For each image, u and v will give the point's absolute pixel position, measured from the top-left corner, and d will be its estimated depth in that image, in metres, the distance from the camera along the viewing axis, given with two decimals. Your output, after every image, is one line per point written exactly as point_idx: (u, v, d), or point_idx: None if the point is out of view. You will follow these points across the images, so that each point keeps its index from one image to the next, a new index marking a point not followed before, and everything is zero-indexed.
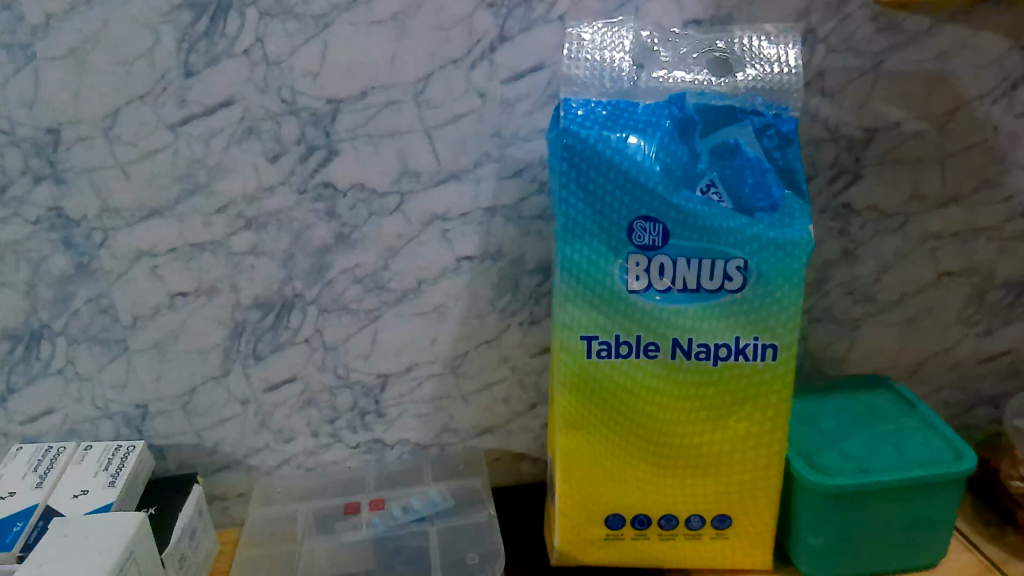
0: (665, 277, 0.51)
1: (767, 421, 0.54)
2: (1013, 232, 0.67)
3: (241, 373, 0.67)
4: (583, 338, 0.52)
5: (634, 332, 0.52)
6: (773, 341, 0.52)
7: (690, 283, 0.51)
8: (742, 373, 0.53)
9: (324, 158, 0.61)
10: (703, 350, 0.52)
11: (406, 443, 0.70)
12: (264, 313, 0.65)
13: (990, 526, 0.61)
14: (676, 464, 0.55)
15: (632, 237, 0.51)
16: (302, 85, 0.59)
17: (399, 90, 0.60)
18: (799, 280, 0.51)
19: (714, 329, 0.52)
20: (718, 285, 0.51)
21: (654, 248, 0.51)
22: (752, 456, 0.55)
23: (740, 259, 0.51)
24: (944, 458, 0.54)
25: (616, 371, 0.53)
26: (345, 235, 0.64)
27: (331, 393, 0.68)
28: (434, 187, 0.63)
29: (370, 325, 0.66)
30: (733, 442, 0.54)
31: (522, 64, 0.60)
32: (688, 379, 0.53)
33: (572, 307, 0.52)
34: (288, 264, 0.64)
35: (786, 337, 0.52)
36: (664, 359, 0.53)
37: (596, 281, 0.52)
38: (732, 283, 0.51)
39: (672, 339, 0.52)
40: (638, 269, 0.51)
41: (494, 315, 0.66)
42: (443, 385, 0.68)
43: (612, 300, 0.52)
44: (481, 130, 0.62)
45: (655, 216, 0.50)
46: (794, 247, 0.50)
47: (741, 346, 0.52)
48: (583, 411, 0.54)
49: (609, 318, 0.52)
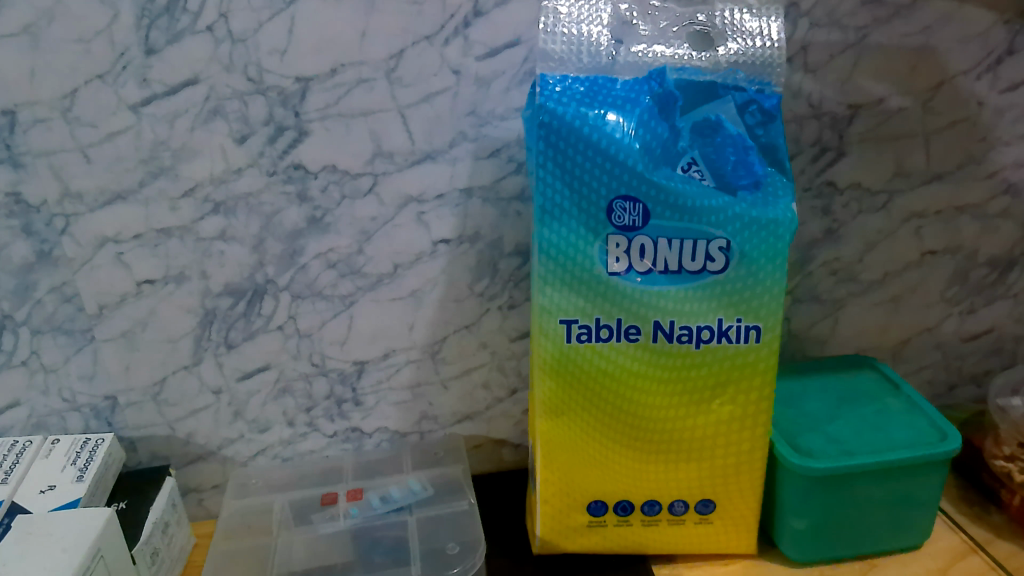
0: (646, 259, 0.50)
1: (751, 404, 0.52)
2: (996, 210, 0.66)
3: (213, 362, 0.65)
4: (562, 322, 0.51)
5: (615, 315, 0.51)
6: (756, 322, 0.51)
7: (671, 264, 0.50)
8: (725, 356, 0.51)
9: (294, 139, 0.59)
10: (686, 334, 0.51)
11: (385, 431, 0.68)
12: (236, 300, 0.63)
13: (975, 506, 0.60)
14: (658, 450, 0.54)
15: (611, 217, 0.49)
16: (269, 63, 0.57)
17: (371, 68, 0.58)
18: (782, 261, 0.50)
19: (697, 311, 0.50)
20: (701, 266, 0.50)
21: (634, 228, 0.49)
22: (736, 440, 0.53)
23: (723, 238, 0.49)
24: (928, 438, 0.53)
25: (595, 355, 0.51)
26: (318, 219, 0.62)
27: (307, 381, 0.66)
28: (409, 169, 0.61)
29: (345, 311, 0.64)
30: (716, 426, 0.53)
31: (498, 40, 0.58)
32: (670, 362, 0.51)
33: (551, 290, 0.50)
34: (259, 249, 0.62)
35: (769, 319, 0.51)
36: (644, 343, 0.51)
37: (575, 262, 0.50)
38: (715, 264, 0.50)
39: (654, 321, 0.51)
40: (619, 250, 0.50)
41: (473, 299, 0.65)
42: (422, 371, 0.66)
43: (591, 282, 0.50)
44: (456, 109, 0.60)
45: (634, 196, 0.49)
46: (777, 226, 0.49)
47: (723, 328, 0.51)
48: (562, 396, 0.52)
49: (589, 301, 0.51)
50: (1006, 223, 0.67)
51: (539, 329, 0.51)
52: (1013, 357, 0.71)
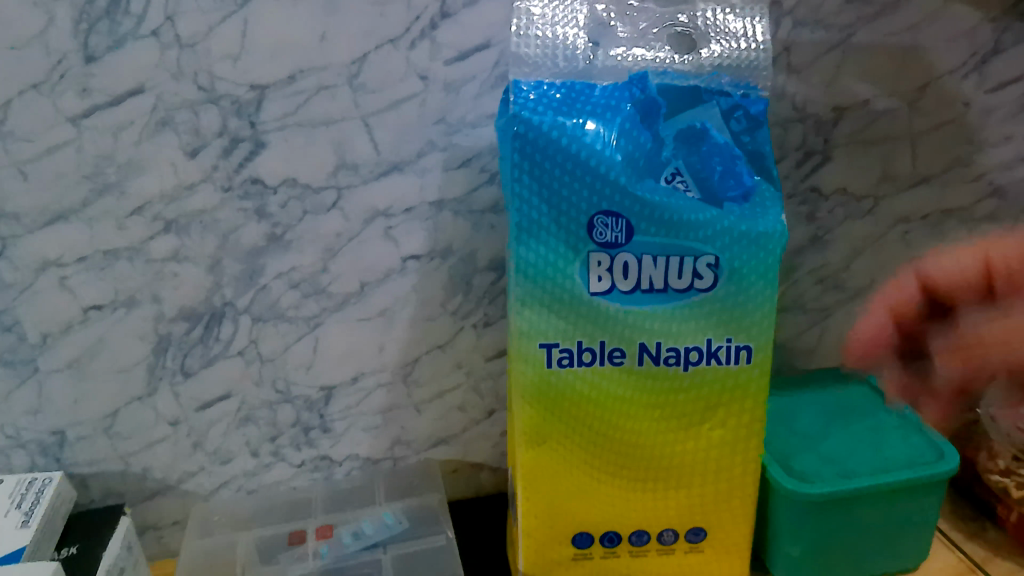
0: (630, 277, 0.47)
1: (743, 426, 0.50)
2: (982, 213, 0.64)
3: (169, 391, 0.60)
4: (542, 346, 0.48)
5: (598, 338, 0.48)
6: (747, 342, 0.48)
7: (657, 283, 0.47)
8: (715, 378, 0.49)
9: (250, 151, 0.55)
10: (673, 355, 0.48)
11: (356, 458, 0.64)
12: (192, 324, 0.59)
13: (970, 522, 0.58)
14: (647, 478, 0.51)
15: (592, 233, 0.46)
16: (221, 70, 0.53)
17: (332, 73, 0.54)
18: (773, 276, 0.47)
19: (684, 332, 0.48)
20: (688, 283, 0.47)
21: (617, 245, 0.46)
22: (727, 465, 0.51)
23: (711, 254, 0.46)
24: (924, 456, 0.51)
25: (579, 380, 0.48)
26: (278, 236, 0.58)
27: (271, 409, 0.62)
28: (375, 181, 0.57)
29: (310, 333, 0.60)
30: (706, 450, 0.50)
31: (467, 42, 0.55)
32: (658, 385, 0.49)
33: (529, 313, 0.47)
34: (216, 270, 0.58)
35: (761, 337, 0.48)
36: (629, 366, 0.48)
37: (555, 282, 0.47)
38: (703, 281, 0.47)
39: (640, 343, 0.48)
40: (601, 269, 0.47)
41: (446, 317, 0.61)
42: (393, 394, 0.62)
43: (572, 303, 0.47)
44: (424, 117, 0.56)
45: (617, 211, 0.46)
46: (768, 241, 0.46)
47: (713, 349, 0.48)
48: (544, 423, 0.49)
49: (571, 323, 0.47)
50: (993, 226, 0.65)
51: (519, 354, 0.48)
52: None
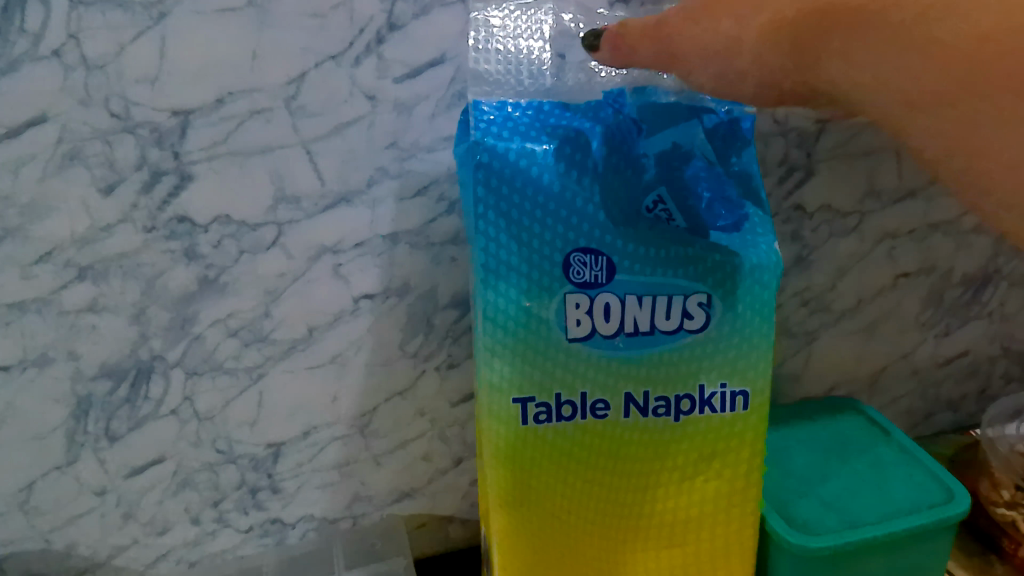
0: (612, 320, 0.42)
1: (740, 478, 0.45)
2: (970, 225, 0.61)
3: (93, 459, 0.53)
4: (516, 401, 0.42)
5: (579, 389, 0.42)
6: (744, 387, 0.44)
7: (642, 325, 0.42)
8: (709, 428, 0.44)
9: (175, 185, 0.49)
10: (663, 406, 0.43)
11: (310, 519, 0.58)
12: (116, 382, 0.52)
13: (974, 556, 0.55)
14: (636, 537, 0.46)
15: (568, 273, 0.41)
16: (137, 94, 0.46)
17: (267, 95, 0.48)
18: (770, 312, 0.43)
19: (675, 378, 0.43)
20: (677, 324, 0.42)
21: (597, 285, 0.41)
22: (724, 519, 0.46)
23: (703, 292, 0.42)
24: (932, 497, 0.48)
25: (560, 437, 0.43)
26: (212, 279, 0.51)
27: (212, 471, 0.55)
28: (320, 214, 0.51)
29: (253, 386, 0.54)
30: (702, 506, 0.46)
31: (418, 57, 0.49)
32: (646, 438, 0.44)
33: (501, 364, 0.42)
34: (140, 320, 0.51)
35: (758, 381, 0.44)
36: (615, 419, 0.43)
37: (528, 329, 0.41)
38: (693, 321, 0.42)
39: (626, 393, 0.43)
40: (580, 312, 0.41)
41: (406, 361, 0.55)
42: (350, 448, 0.56)
43: (549, 352, 0.42)
44: (373, 141, 0.50)
45: (596, 247, 0.41)
46: (762, 274, 0.42)
47: (706, 396, 0.43)
48: (522, 486, 0.44)
49: (547, 373, 0.42)
50: (980, 239, 0.62)
51: (492, 412, 0.43)
52: (987, 378, 0.67)
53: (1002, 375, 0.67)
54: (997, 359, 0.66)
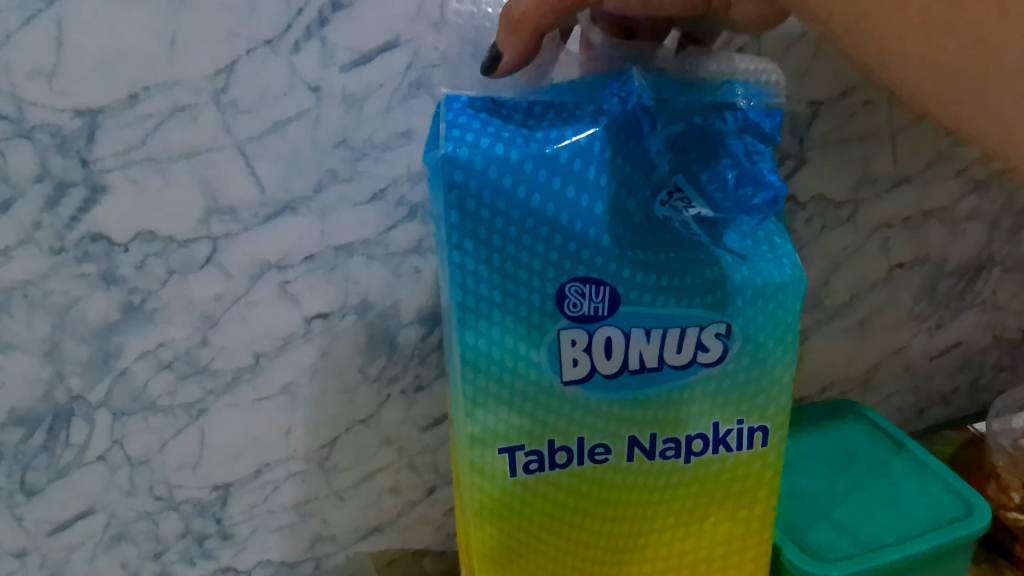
0: (614, 356, 0.36)
1: (755, 519, 0.41)
2: (965, 211, 0.57)
3: (8, 517, 0.46)
4: (502, 451, 0.37)
5: (576, 435, 0.37)
6: (762, 423, 0.39)
7: (649, 360, 0.37)
8: (721, 466, 0.39)
9: (85, 199, 0.41)
10: (671, 448, 0.38)
11: (267, 564, 0.52)
12: (29, 430, 0.44)
13: (983, 562, 0.52)
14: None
15: (562, 305, 0.35)
16: (30, 92, 0.38)
17: (188, 90, 0.40)
18: (793, 338, 0.38)
19: (685, 416, 0.38)
20: (689, 358, 0.37)
21: (596, 318, 0.36)
22: (735, 561, 0.42)
23: (722, 323, 0.37)
24: (951, 512, 0.44)
25: (555, 487, 0.38)
26: (137, 306, 0.44)
27: (151, 521, 0.48)
28: (261, 227, 0.44)
29: (193, 424, 0.47)
30: (712, 551, 0.41)
31: (367, 42, 0.42)
32: (653, 483, 0.39)
33: (484, 413, 0.37)
34: (54, 357, 0.43)
35: (779, 415, 0.39)
36: (616, 463, 0.38)
37: (517, 373, 0.36)
38: (707, 354, 0.37)
39: (630, 437, 0.38)
40: (577, 350, 0.36)
41: (367, 386, 0.49)
42: (308, 485, 0.50)
43: (540, 397, 0.37)
44: (318, 141, 0.43)
45: (594, 277, 0.35)
46: (784, 294, 0.37)
47: (720, 435, 0.39)
48: (512, 542, 0.39)
49: (539, 420, 0.37)
50: (976, 225, 0.58)
51: (476, 463, 0.37)
52: (980, 368, 0.64)
53: (994, 365, 0.65)
54: (989, 349, 0.64)
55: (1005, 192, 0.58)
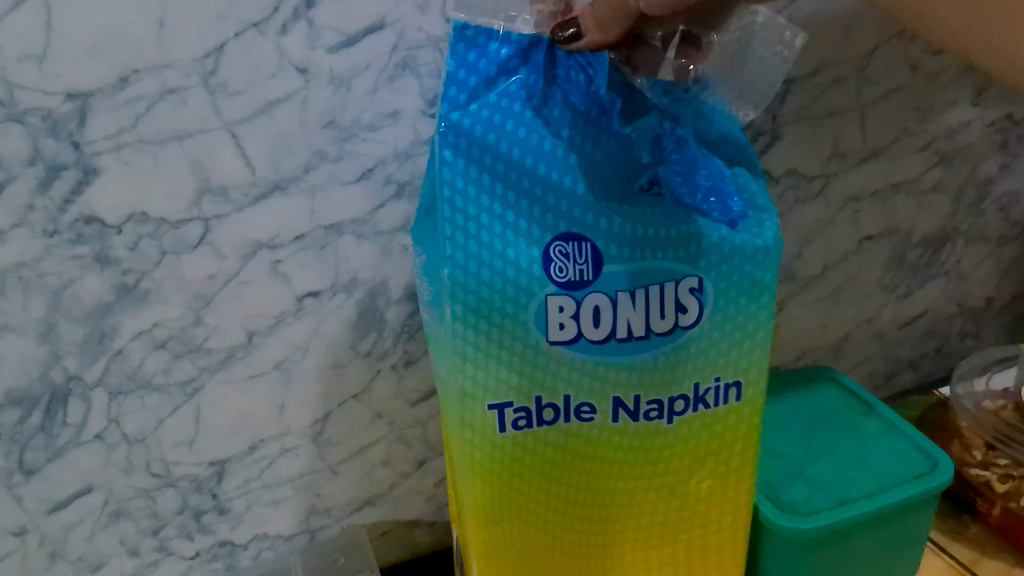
0: (602, 322, 0.38)
1: (733, 472, 0.43)
2: (929, 183, 0.60)
3: (7, 497, 0.46)
4: (491, 406, 0.39)
5: (562, 392, 0.39)
6: (737, 378, 0.41)
7: (637, 328, 0.39)
8: (700, 423, 0.42)
9: (78, 181, 0.42)
10: (655, 409, 0.40)
11: (263, 538, 0.53)
12: (26, 411, 0.45)
13: (949, 519, 0.55)
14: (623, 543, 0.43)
15: (549, 268, 0.37)
16: (22, 76, 0.39)
17: (179, 73, 0.41)
18: (766, 294, 0.40)
19: (666, 379, 0.40)
20: (672, 322, 0.39)
21: (583, 284, 0.37)
22: (716, 513, 0.44)
23: (695, 277, 0.39)
24: (917, 466, 0.47)
25: (547, 447, 0.40)
26: (131, 287, 0.45)
27: (148, 498, 0.49)
28: (252, 207, 0.45)
29: (188, 402, 0.48)
30: (692, 507, 0.43)
31: (354, 24, 0.43)
32: (638, 443, 0.41)
33: (476, 368, 0.38)
34: (50, 338, 0.44)
35: (751, 369, 0.42)
36: (602, 422, 0.40)
37: (506, 331, 0.38)
38: (687, 315, 0.39)
39: (614, 398, 0.40)
40: (565, 316, 0.38)
41: (358, 362, 0.50)
42: (302, 459, 0.51)
43: (530, 355, 0.38)
44: (308, 121, 0.44)
45: (579, 235, 0.37)
46: (756, 254, 0.39)
47: (700, 393, 0.41)
48: (502, 499, 0.41)
49: (528, 375, 0.38)
50: (939, 198, 0.61)
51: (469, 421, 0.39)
52: (945, 336, 0.67)
53: (959, 333, 0.68)
54: (954, 317, 0.66)
55: (967, 165, 0.61)
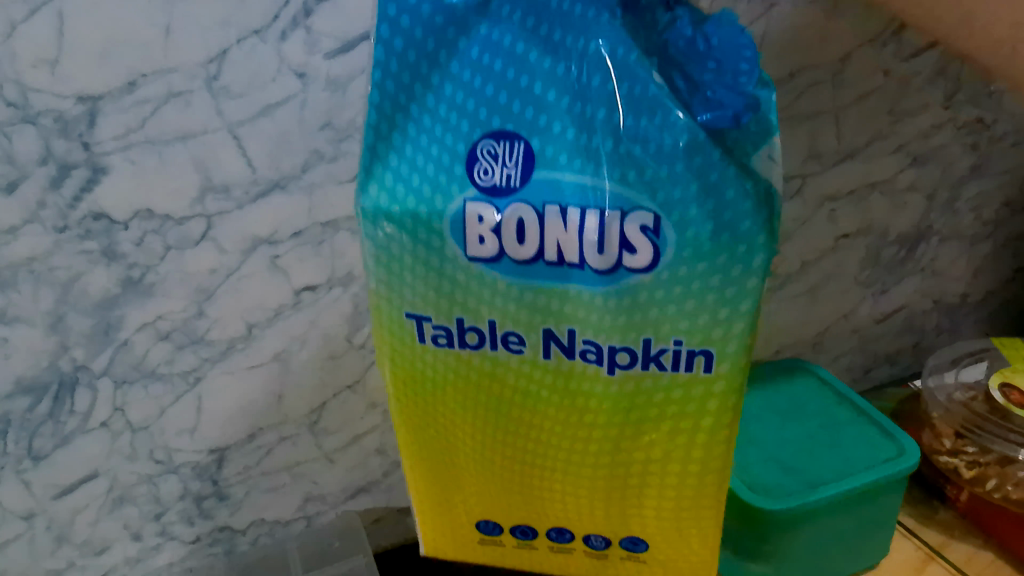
0: (528, 242, 0.28)
1: (718, 441, 0.31)
2: (903, 184, 0.62)
3: (16, 482, 0.49)
4: (410, 316, 0.31)
5: (486, 316, 0.30)
6: (707, 346, 0.29)
7: (568, 253, 0.28)
8: (666, 398, 0.30)
9: (87, 179, 0.44)
10: (592, 351, 0.30)
11: (262, 523, 0.55)
12: (35, 399, 0.47)
13: (920, 504, 0.57)
14: (562, 536, 0.35)
15: (472, 168, 0.28)
16: (35, 80, 0.41)
17: (183, 77, 0.43)
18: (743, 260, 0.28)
19: (606, 324, 0.29)
20: (615, 261, 0.28)
21: (506, 189, 0.28)
22: (686, 478, 0.32)
23: (649, 212, 0.28)
24: (886, 453, 0.49)
25: (457, 401, 0.33)
26: (136, 280, 0.47)
27: (151, 483, 0.51)
28: (252, 204, 0.47)
29: (190, 392, 0.50)
30: (643, 506, 0.33)
31: (350, 30, 0.45)
32: (575, 386, 0.31)
33: (393, 273, 0.31)
34: (59, 329, 0.46)
35: (727, 343, 0.29)
36: (533, 358, 0.31)
37: (419, 256, 0.30)
38: (635, 257, 0.28)
39: (544, 328, 0.30)
40: (483, 227, 0.29)
41: (353, 353, 0.53)
42: (300, 447, 0.54)
43: (445, 267, 0.30)
44: (306, 123, 0.46)
45: (512, 131, 0.28)
46: (730, 211, 0.27)
47: (652, 353, 0.30)
48: (428, 411, 0.33)
49: (441, 292, 0.31)
50: (913, 197, 0.63)
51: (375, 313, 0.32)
52: (921, 331, 0.70)
53: (934, 328, 0.70)
54: (930, 312, 0.69)
55: (940, 167, 0.63)
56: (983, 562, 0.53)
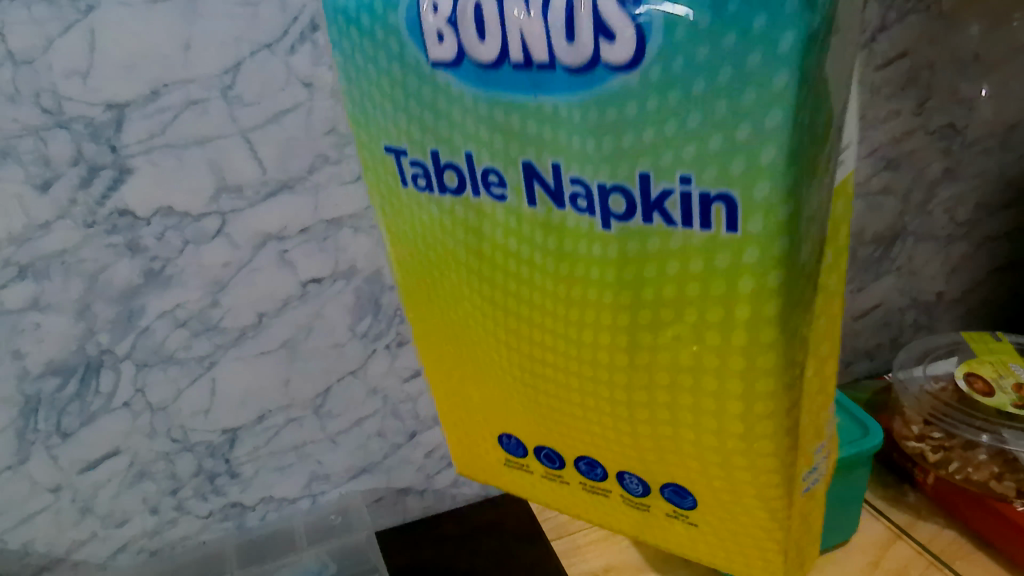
0: (485, 37, 0.24)
1: (765, 333, 0.23)
2: (877, 186, 0.66)
3: (45, 457, 0.53)
4: (388, 151, 0.30)
5: (462, 149, 0.26)
6: (728, 191, 0.21)
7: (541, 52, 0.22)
8: (682, 260, 0.23)
9: (114, 179, 0.49)
10: (581, 196, 0.24)
11: (270, 500, 0.59)
12: (64, 380, 0.52)
13: (890, 488, 0.61)
14: (592, 469, 0.31)
15: None
16: (68, 89, 0.46)
17: (201, 86, 0.48)
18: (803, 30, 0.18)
19: (600, 149, 0.23)
20: (595, 52, 0.21)
21: None
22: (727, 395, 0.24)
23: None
24: (852, 435, 0.53)
25: (462, 276, 0.30)
26: (157, 271, 0.51)
27: (168, 461, 0.56)
28: (263, 202, 0.52)
29: (205, 375, 0.54)
30: (676, 432, 0.27)
31: None
32: (567, 252, 0.26)
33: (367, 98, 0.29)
34: (86, 316, 0.51)
35: (765, 168, 0.20)
36: (517, 206, 0.26)
37: (391, 71, 0.27)
38: (616, 50, 0.21)
39: (524, 164, 0.25)
40: (437, 21, 0.25)
41: (355, 341, 0.57)
42: (305, 429, 0.58)
43: (411, 82, 0.27)
44: (312, 128, 0.51)
45: None
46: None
47: (660, 198, 0.22)
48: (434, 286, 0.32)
49: (407, 113, 0.28)
50: (887, 199, 0.67)
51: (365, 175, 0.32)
52: (899, 328, 0.73)
53: (912, 325, 0.73)
54: (907, 309, 0.72)
55: (913, 170, 0.66)
56: (947, 540, 0.56)
